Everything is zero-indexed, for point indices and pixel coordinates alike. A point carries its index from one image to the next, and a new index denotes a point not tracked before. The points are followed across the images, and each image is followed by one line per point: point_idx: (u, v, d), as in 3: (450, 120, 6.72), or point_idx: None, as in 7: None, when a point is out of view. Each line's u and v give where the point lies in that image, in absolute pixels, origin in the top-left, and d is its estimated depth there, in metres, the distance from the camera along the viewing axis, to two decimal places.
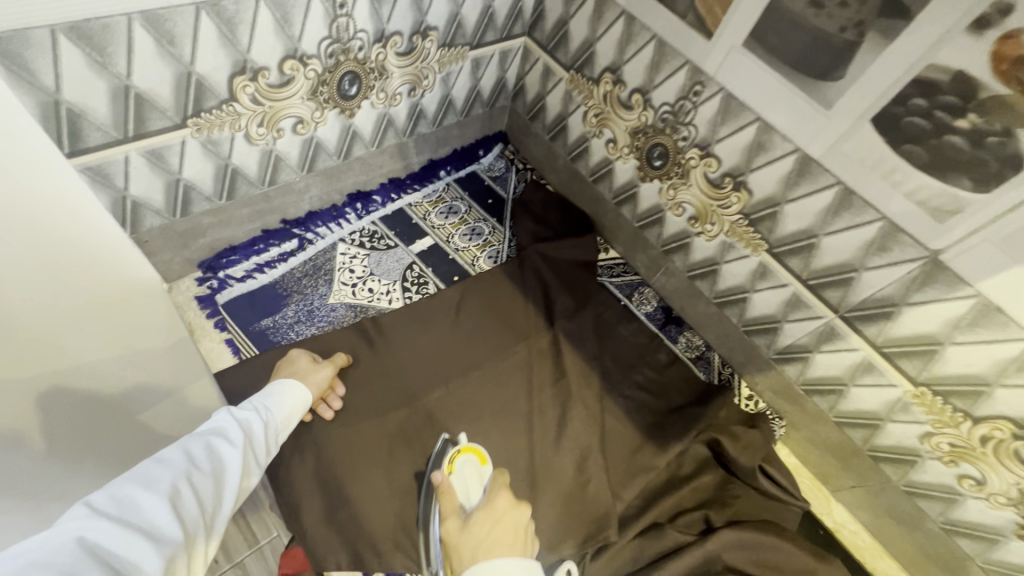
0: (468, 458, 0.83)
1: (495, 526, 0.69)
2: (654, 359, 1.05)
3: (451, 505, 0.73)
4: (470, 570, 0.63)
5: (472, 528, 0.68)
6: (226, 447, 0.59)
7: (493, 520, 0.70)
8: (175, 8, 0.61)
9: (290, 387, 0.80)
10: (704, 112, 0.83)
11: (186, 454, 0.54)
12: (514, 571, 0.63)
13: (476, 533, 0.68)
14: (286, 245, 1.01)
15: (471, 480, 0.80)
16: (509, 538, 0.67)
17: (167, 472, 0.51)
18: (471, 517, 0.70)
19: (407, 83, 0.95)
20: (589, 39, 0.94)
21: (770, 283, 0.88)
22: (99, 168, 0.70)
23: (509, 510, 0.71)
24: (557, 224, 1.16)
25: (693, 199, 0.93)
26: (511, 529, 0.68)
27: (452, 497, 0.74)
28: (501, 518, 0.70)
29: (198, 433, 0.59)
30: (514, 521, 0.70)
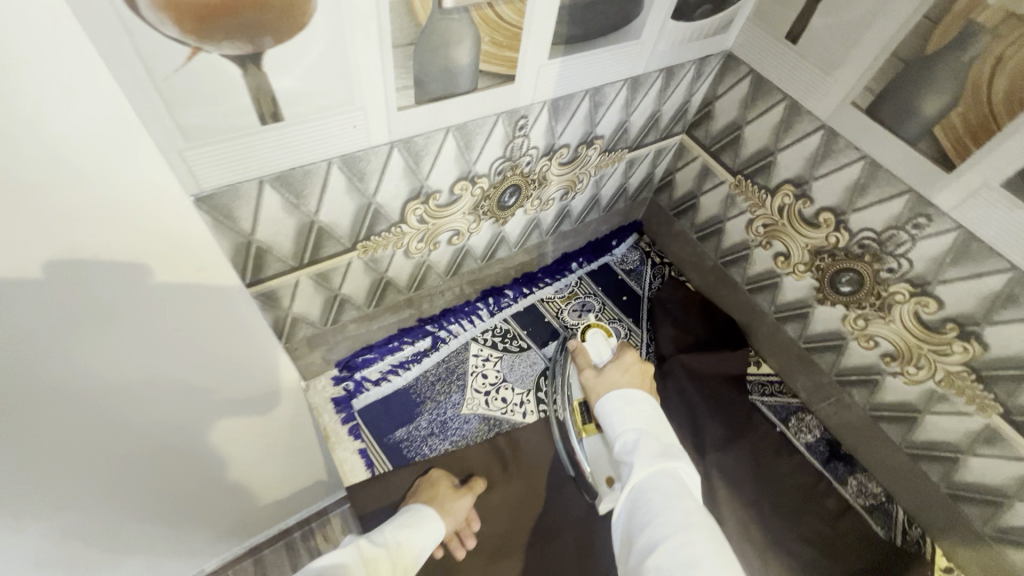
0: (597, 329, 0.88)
1: (625, 374, 0.74)
2: (822, 506, 0.90)
3: (585, 359, 0.80)
4: (603, 401, 0.70)
5: (605, 373, 0.75)
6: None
7: (622, 368, 0.75)
8: (372, 149, 0.59)
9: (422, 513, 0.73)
10: (926, 248, 0.70)
11: None
12: (639, 401, 0.68)
13: (608, 376, 0.74)
14: (420, 344, 0.98)
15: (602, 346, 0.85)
16: (635, 378, 0.73)
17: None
18: (605, 367, 0.76)
19: (562, 188, 0.89)
20: (769, 148, 0.84)
21: (1000, 452, 0.72)
22: (271, 292, 0.68)
23: (638, 361, 0.75)
24: (702, 332, 1.05)
25: (894, 336, 0.79)
26: (639, 375, 0.74)
27: (587, 355, 0.80)
28: (630, 366, 0.75)
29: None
30: (642, 369, 0.75)
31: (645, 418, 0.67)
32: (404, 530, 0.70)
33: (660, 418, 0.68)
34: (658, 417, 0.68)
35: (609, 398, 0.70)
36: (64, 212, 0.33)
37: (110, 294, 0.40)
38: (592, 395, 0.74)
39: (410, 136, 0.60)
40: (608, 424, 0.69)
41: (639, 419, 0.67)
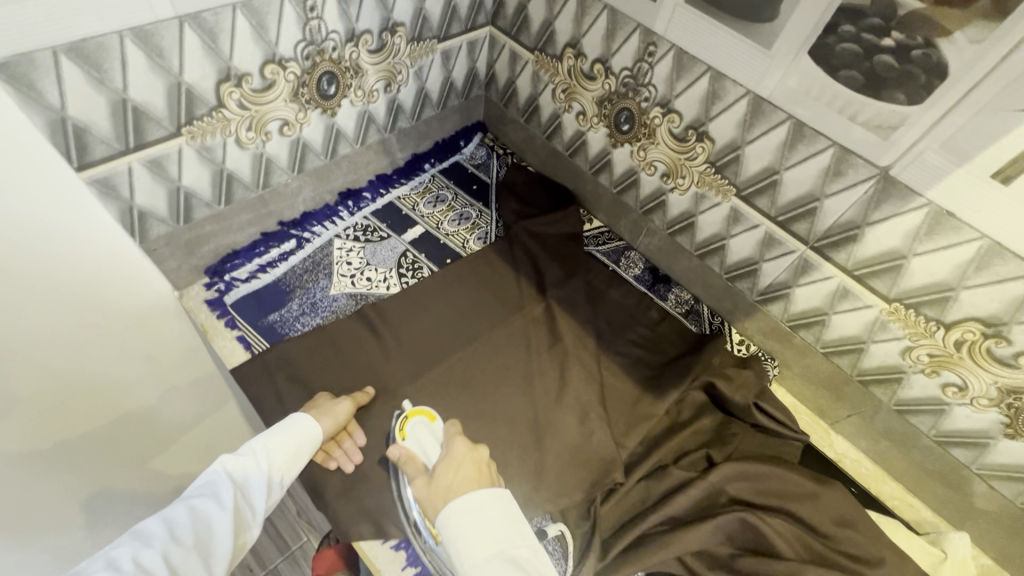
0: (419, 419, 0.86)
1: (459, 472, 0.75)
2: (646, 316, 1.10)
3: (415, 469, 0.78)
4: (448, 511, 0.70)
5: (439, 477, 0.74)
6: (210, 503, 0.68)
7: (454, 467, 0.76)
8: (161, 23, 0.68)
9: (299, 422, 0.80)
10: (660, 71, 0.88)
11: (165, 530, 0.63)
12: (486, 502, 0.71)
13: (443, 481, 0.74)
14: (285, 245, 1.07)
15: (427, 439, 0.83)
16: (471, 476, 0.75)
17: (150, 549, 0.61)
18: (436, 471, 0.76)
19: (383, 79, 1.01)
20: (548, 19, 1.00)
21: (743, 227, 0.93)
22: (106, 179, 0.76)
23: (469, 453, 0.77)
24: (540, 201, 1.21)
25: (663, 156, 0.97)
26: (474, 469, 0.75)
27: (414, 462, 0.79)
28: (462, 461, 0.76)
29: (184, 499, 0.68)
30: (475, 460, 0.77)
31: (488, 537, 0.69)
32: (275, 437, 0.78)
33: (502, 525, 0.70)
34: (507, 519, 0.71)
35: (447, 515, 0.70)
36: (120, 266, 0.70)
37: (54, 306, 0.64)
38: (431, 508, 0.73)
39: (196, 12, 0.70)
40: (452, 549, 0.68)
41: (484, 539, 0.69)
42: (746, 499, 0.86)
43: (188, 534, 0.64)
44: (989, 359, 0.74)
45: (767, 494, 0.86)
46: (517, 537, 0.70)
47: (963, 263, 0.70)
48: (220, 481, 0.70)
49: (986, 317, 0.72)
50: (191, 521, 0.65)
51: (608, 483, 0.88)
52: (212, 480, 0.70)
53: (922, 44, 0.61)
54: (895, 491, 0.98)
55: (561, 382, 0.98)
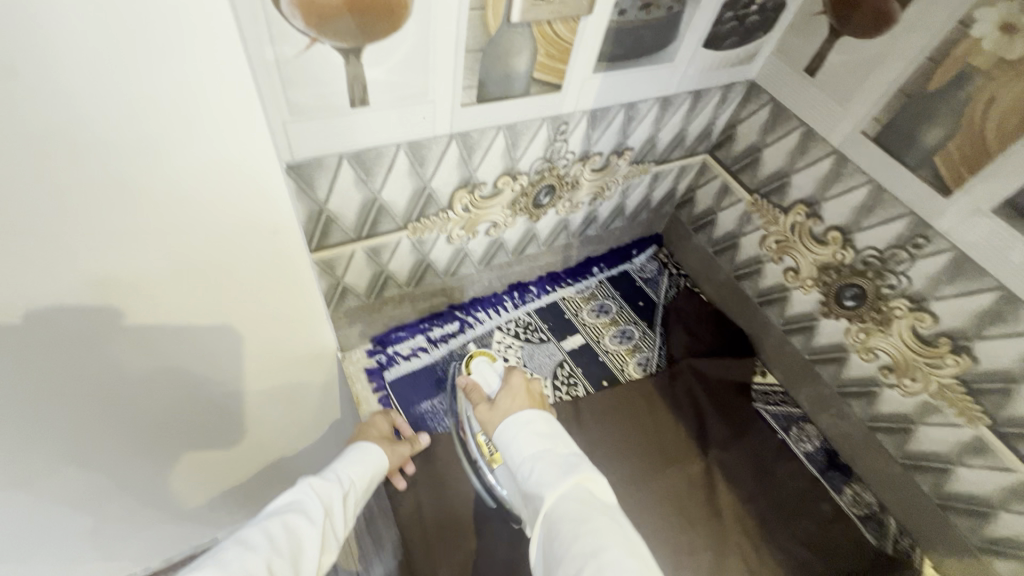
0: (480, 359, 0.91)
1: (515, 399, 0.75)
2: (818, 511, 0.95)
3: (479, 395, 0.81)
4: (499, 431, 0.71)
5: (497, 403, 0.76)
6: (302, 520, 0.67)
7: (509, 395, 0.76)
8: (434, 138, 0.68)
9: (369, 451, 0.82)
10: (924, 266, 0.77)
11: (267, 539, 0.62)
12: (533, 420, 0.70)
13: (500, 406, 0.75)
14: (449, 327, 1.06)
15: (489, 374, 0.87)
16: (523, 398, 0.76)
17: (254, 555, 0.60)
18: (496, 398, 0.77)
19: (592, 194, 0.98)
20: (785, 169, 0.92)
21: (987, 463, 0.77)
22: (329, 261, 0.77)
23: (525, 382, 0.78)
24: (712, 339, 1.11)
25: (893, 350, 0.85)
26: (526, 393, 0.76)
27: (478, 390, 0.83)
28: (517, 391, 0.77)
29: (273, 512, 0.67)
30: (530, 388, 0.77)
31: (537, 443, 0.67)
32: (351, 461, 0.80)
33: (549, 429, 0.69)
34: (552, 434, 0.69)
35: (503, 428, 0.70)
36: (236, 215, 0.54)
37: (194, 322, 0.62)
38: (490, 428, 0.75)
39: (467, 131, 0.69)
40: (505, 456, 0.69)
41: (529, 445, 0.67)
42: None
43: (285, 545, 0.63)
44: None
45: None
46: (558, 441, 0.68)
47: None
48: (308, 498, 0.71)
49: None
50: (286, 534, 0.64)
51: None
52: (299, 496, 0.71)
53: None
54: None
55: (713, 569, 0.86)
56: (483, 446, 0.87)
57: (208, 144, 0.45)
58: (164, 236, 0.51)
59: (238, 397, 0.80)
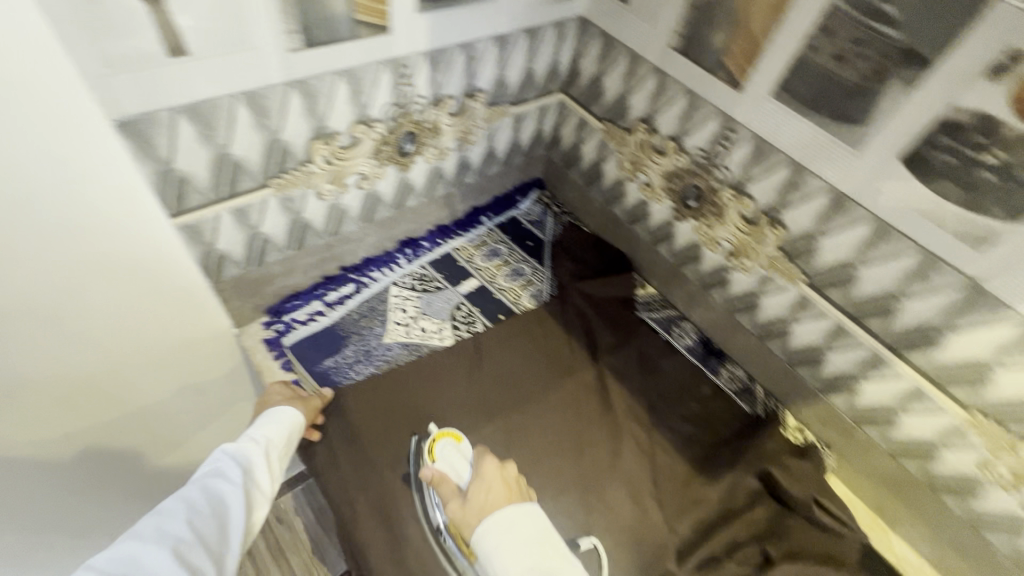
0: (446, 440, 0.90)
1: (490, 493, 0.77)
2: (699, 392, 1.07)
3: (449, 489, 0.80)
4: (482, 536, 0.72)
5: (472, 498, 0.76)
6: (224, 485, 0.72)
7: (485, 489, 0.77)
8: (271, 87, 0.71)
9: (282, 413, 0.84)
10: (737, 156, 0.89)
11: (187, 504, 0.67)
12: (518, 519, 0.73)
13: (476, 501, 0.76)
14: (344, 289, 1.09)
15: (457, 460, 0.87)
16: (501, 493, 0.77)
17: (176, 521, 0.65)
18: (468, 494, 0.77)
19: (457, 139, 1.04)
20: (622, 93, 1.02)
21: (812, 314, 0.91)
22: (194, 226, 0.78)
23: (498, 473, 0.79)
24: (595, 263, 1.21)
25: (730, 236, 0.97)
26: (503, 488, 0.77)
27: (448, 483, 0.81)
28: (493, 483, 0.78)
29: (196, 480, 0.72)
30: (504, 477, 0.79)
31: (523, 546, 0.71)
32: (265, 424, 0.83)
33: (536, 534, 0.73)
34: (540, 533, 0.73)
35: (486, 532, 0.72)
36: (117, 203, 0.62)
37: (97, 317, 0.69)
38: (467, 528, 0.75)
39: (304, 78, 0.73)
40: (487, 564, 0.71)
41: (518, 549, 0.70)
42: None
43: (206, 506, 0.68)
44: None
45: None
46: (546, 548, 0.72)
47: None
48: (224, 463, 0.75)
49: None
50: (206, 497, 0.69)
51: (659, 571, 0.85)
52: (217, 467, 0.74)
53: None
54: None
55: (612, 454, 0.96)
56: (459, 538, 0.81)
57: (83, 139, 0.55)
58: (41, 232, 0.57)
59: (136, 397, 0.82)
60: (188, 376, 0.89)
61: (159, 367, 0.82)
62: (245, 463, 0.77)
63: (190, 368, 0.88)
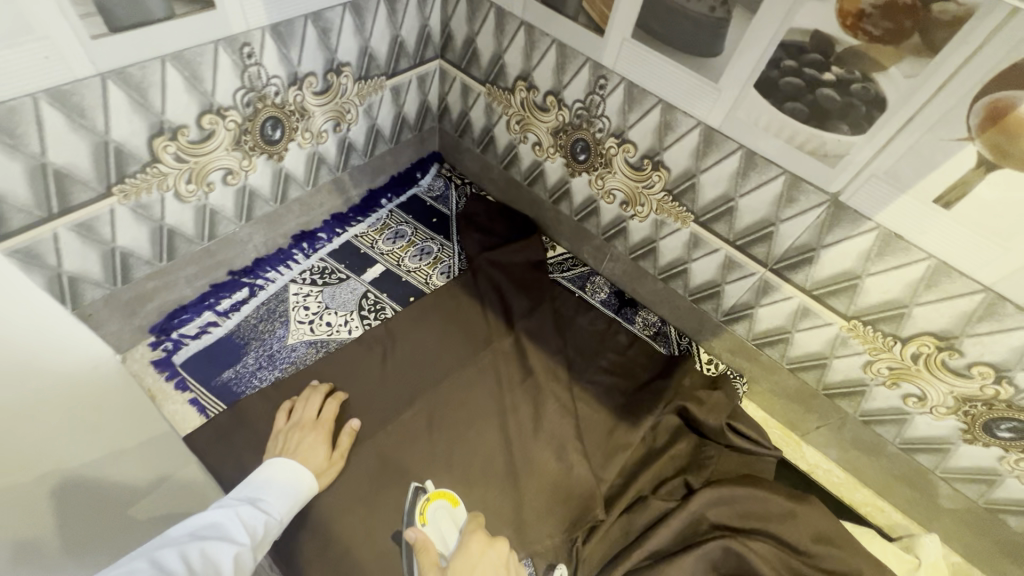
0: (441, 502, 0.84)
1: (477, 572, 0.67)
2: (615, 342, 1.09)
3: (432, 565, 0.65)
4: None
5: None
6: (223, 545, 0.55)
7: (471, 565, 0.68)
8: (82, 82, 0.63)
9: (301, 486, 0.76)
10: (612, 103, 0.88)
11: (183, 561, 0.50)
12: None
13: None
14: (237, 294, 1.02)
15: (446, 529, 0.81)
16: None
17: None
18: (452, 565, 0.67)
19: (331, 119, 0.98)
20: (497, 53, 0.99)
21: (704, 251, 0.94)
22: (28, 249, 0.70)
23: (485, 551, 0.70)
24: (502, 230, 1.20)
25: (621, 185, 0.98)
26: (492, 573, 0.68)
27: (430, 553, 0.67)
28: (479, 563, 0.68)
29: (191, 530, 0.55)
30: (493, 562, 0.69)
31: None
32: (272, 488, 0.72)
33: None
34: None
35: None
36: None
37: None
38: None
39: (121, 68, 0.65)
40: None
41: None
42: (725, 524, 0.86)
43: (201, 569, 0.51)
44: (944, 370, 0.77)
45: (747, 516, 0.87)
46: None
47: (913, 282, 0.72)
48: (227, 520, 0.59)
49: (938, 332, 0.74)
50: (203, 557, 0.52)
51: (588, 522, 0.87)
52: (220, 520, 0.58)
53: (860, 78, 0.63)
54: (867, 498, 1.00)
55: (535, 416, 0.96)
56: None
57: None
58: None
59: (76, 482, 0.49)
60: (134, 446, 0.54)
61: (90, 438, 0.49)
62: (249, 527, 0.61)
63: (121, 439, 0.52)
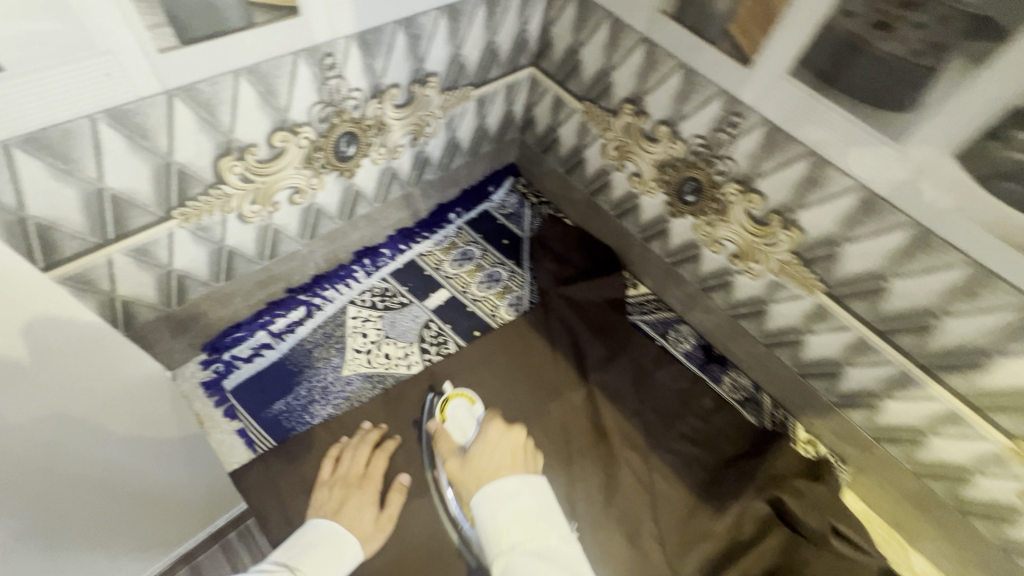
0: (458, 401, 0.88)
1: (494, 455, 0.73)
2: (699, 406, 0.96)
3: (447, 446, 0.78)
4: (478, 496, 0.67)
5: (471, 460, 0.73)
6: None
7: (489, 451, 0.74)
8: (147, 100, 0.54)
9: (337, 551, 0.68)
10: (744, 145, 0.74)
11: None
12: (516, 485, 0.67)
13: (476, 464, 0.72)
14: (293, 313, 0.94)
15: (467, 421, 0.85)
16: (504, 465, 0.71)
17: None
18: (472, 460, 0.72)
19: (410, 133, 0.87)
20: (604, 68, 0.85)
21: (828, 326, 0.79)
22: (81, 276, 0.63)
23: (502, 436, 0.75)
24: (580, 262, 1.08)
25: (735, 236, 0.83)
26: (509, 453, 0.73)
27: (448, 439, 0.80)
28: (496, 446, 0.74)
29: None
30: (510, 445, 0.74)
31: (521, 524, 0.64)
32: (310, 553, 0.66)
33: (535, 510, 0.66)
34: (537, 508, 0.66)
35: (481, 498, 0.66)
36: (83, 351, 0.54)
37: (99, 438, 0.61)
38: (466, 488, 0.71)
39: (190, 84, 0.56)
40: (480, 532, 0.65)
41: (513, 525, 0.64)
42: None
43: None
44: None
45: None
46: (544, 528, 0.64)
47: None
48: None
49: None
50: None
51: None
52: None
53: None
54: None
55: (607, 488, 0.86)
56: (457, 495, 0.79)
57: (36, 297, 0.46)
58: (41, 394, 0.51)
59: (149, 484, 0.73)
60: (192, 460, 0.78)
61: (160, 455, 0.71)
62: None
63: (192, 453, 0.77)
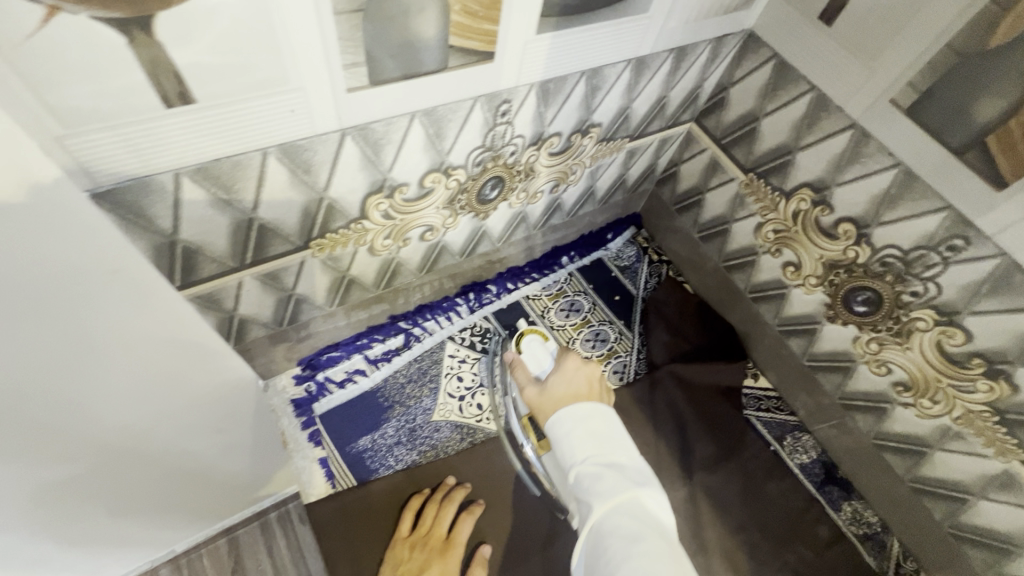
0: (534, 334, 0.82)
1: (568, 380, 0.61)
2: (812, 535, 0.84)
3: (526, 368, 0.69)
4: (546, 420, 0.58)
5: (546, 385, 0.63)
6: None
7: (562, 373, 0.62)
8: (320, 137, 0.49)
9: None
10: (959, 274, 0.61)
11: None
12: (587, 412, 0.56)
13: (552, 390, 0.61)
14: (391, 341, 0.90)
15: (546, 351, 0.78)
16: (581, 389, 0.60)
17: None
18: (546, 380, 0.62)
19: (553, 180, 0.80)
20: (787, 145, 0.75)
21: (1013, 499, 0.66)
22: (210, 295, 0.59)
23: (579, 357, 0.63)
24: (697, 337, 0.97)
25: (910, 365, 0.71)
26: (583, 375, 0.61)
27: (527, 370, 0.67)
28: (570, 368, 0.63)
29: None
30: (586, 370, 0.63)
31: (592, 441, 0.54)
32: None
33: (608, 434, 0.55)
34: (608, 431, 0.55)
35: (550, 420, 0.57)
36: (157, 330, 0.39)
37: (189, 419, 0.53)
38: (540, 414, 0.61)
39: (366, 123, 0.51)
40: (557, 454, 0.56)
41: (581, 446, 0.54)
42: None
43: None
44: None
45: None
46: (615, 444, 0.54)
47: None
48: None
49: None
50: None
51: None
52: None
53: None
54: None
55: None
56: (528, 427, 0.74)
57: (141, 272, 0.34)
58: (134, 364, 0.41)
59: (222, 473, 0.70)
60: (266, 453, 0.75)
61: (238, 445, 0.67)
62: None
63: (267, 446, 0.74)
